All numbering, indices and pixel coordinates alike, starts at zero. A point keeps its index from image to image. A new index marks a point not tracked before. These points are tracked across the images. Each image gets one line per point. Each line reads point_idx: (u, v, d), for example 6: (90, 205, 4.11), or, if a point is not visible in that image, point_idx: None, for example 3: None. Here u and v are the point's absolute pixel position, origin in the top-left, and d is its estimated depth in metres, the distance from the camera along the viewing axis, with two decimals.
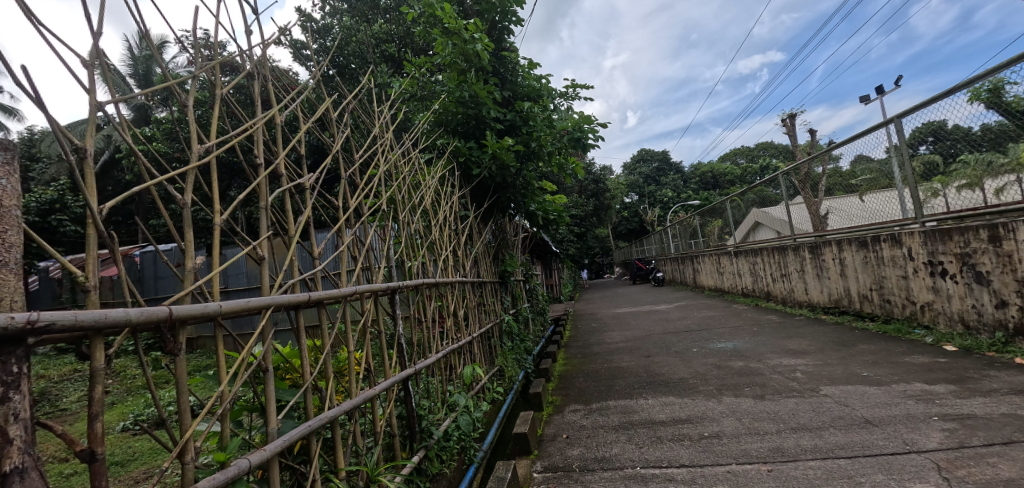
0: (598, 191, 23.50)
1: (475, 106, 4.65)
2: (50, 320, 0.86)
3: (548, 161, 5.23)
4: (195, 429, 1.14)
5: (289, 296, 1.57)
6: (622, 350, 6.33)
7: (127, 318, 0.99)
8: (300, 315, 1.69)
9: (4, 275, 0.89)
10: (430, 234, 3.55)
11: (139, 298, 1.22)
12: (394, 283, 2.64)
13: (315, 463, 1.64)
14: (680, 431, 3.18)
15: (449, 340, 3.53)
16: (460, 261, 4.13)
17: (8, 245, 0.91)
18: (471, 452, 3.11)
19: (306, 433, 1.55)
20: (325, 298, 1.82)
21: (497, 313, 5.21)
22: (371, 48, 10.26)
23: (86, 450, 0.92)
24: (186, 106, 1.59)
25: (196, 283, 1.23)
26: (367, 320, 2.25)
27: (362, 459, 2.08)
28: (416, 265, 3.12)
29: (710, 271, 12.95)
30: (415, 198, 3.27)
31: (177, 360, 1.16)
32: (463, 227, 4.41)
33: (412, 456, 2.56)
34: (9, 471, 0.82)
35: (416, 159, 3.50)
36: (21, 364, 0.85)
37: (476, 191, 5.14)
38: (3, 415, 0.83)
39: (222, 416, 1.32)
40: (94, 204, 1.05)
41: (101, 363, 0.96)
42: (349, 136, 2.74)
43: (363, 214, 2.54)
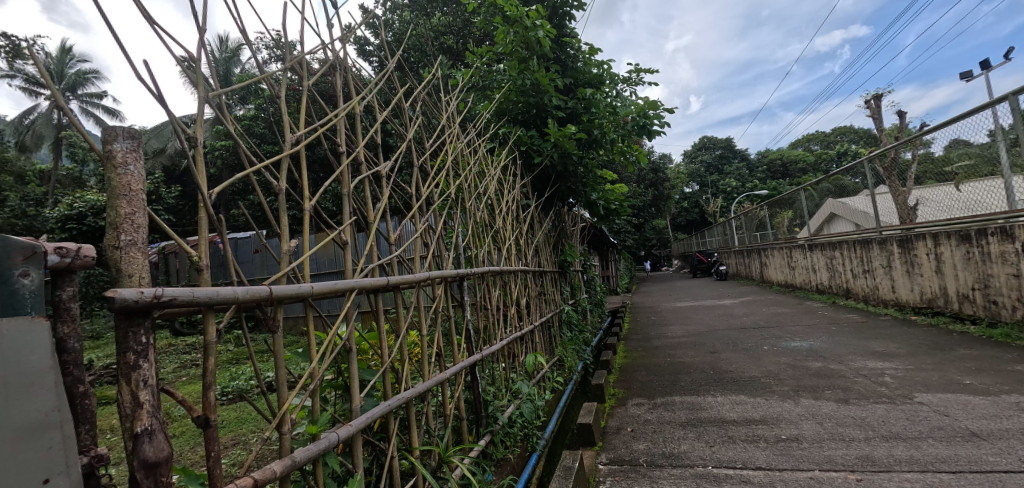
0: (657, 181, 22.72)
1: (536, 94, 4.59)
2: (173, 295, 0.90)
3: (610, 149, 5.10)
4: (291, 403, 1.20)
5: (369, 280, 1.63)
6: (685, 344, 6.14)
7: (234, 296, 1.05)
8: (380, 299, 1.74)
9: (134, 253, 0.89)
10: (495, 223, 3.57)
11: (240, 278, 1.29)
12: (463, 270, 2.68)
13: (394, 441, 1.70)
14: (754, 431, 3.03)
15: (513, 328, 3.56)
16: (521, 251, 4.13)
17: (137, 226, 0.90)
18: (534, 440, 3.14)
19: (386, 412, 1.61)
20: (402, 283, 1.87)
21: (557, 303, 5.20)
22: (430, 41, 10.39)
23: (201, 416, 0.99)
24: (278, 100, 1.64)
25: (291, 265, 1.30)
26: (438, 305, 2.30)
27: (434, 439, 2.16)
28: (482, 253, 3.16)
29: (779, 265, 12.20)
30: (481, 186, 3.29)
31: (275, 336, 1.22)
32: (525, 216, 4.40)
33: (479, 440, 2.61)
34: (140, 431, 0.86)
35: (480, 148, 3.52)
36: (149, 335, 0.89)
37: (537, 180, 5.10)
38: (135, 381, 0.86)
39: (313, 392, 1.38)
40: (205, 189, 1.12)
41: (213, 336, 1.03)
42: (420, 126, 2.78)
43: (434, 203, 2.58)
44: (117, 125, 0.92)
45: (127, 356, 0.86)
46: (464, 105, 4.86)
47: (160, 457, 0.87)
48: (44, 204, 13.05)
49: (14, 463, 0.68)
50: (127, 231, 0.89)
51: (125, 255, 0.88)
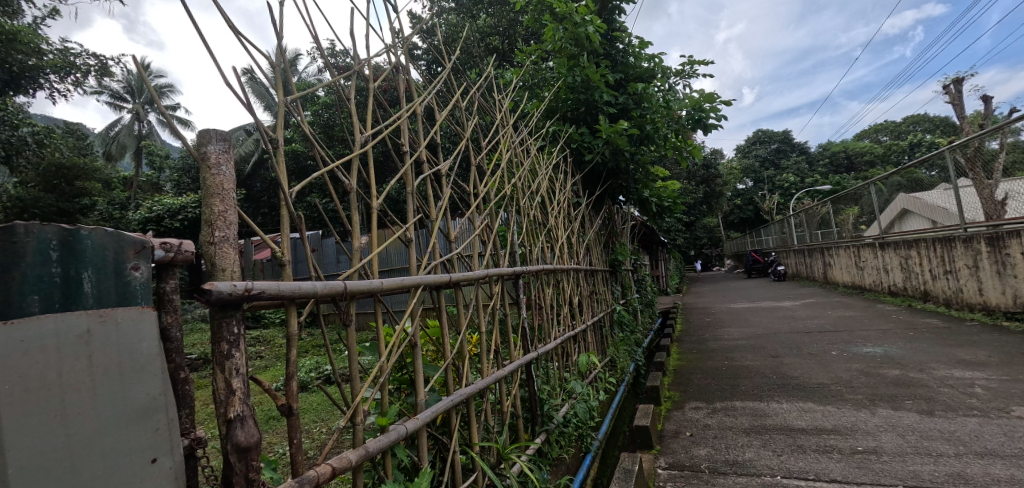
0: (709, 178, 21.86)
1: (586, 90, 4.51)
2: (261, 288, 0.95)
3: (663, 144, 4.94)
4: (363, 395, 1.24)
5: (433, 276, 1.66)
6: (744, 348, 5.87)
7: (313, 291, 1.10)
8: (443, 295, 1.78)
9: (226, 249, 0.95)
10: (548, 221, 3.55)
11: (316, 273, 1.35)
12: (519, 267, 2.69)
13: (456, 436, 1.72)
14: (825, 441, 2.85)
15: (566, 326, 3.52)
16: (573, 249, 4.08)
17: (230, 222, 0.96)
18: (588, 440, 3.09)
19: (449, 407, 1.63)
20: (463, 280, 1.89)
21: (608, 303, 5.10)
22: (476, 42, 10.45)
23: (285, 404, 1.03)
24: (347, 104, 1.69)
25: (362, 261, 1.34)
26: (496, 302, 2.32)
27: (493, 436, 2.17)
28: (536, 252, 3.15)
29: (845, 265, 11.45)
30: (534, 184, 3.27)
31: (348, 330, 1.27)
32: (576, 214, 4.34)
33: (535, 438, 2.61)
34: (233, 417, 0.91)
35: (532, 146, 3.50)
36: (240, 326, 0.94)
37: (588, 178, 5.02)
38: (228, 369, 0.91)
39: (382, 385, 1.42)
40: (286, 189, 1.18)
41: (295, 328, 1.08)
42: (476, 125, 2.79)
43: (491, 201, 2.59)
44: (211, 128, 0.97)
45: (221, 346, 0.92)
46: (513, 105, 4.86)
47: (251, 441, 0.92)
48: (129, 207, 14.22)
49: (127, 442, 0.73)
50: (221, 227, 0.94)
51: (219, 250, 0.94)
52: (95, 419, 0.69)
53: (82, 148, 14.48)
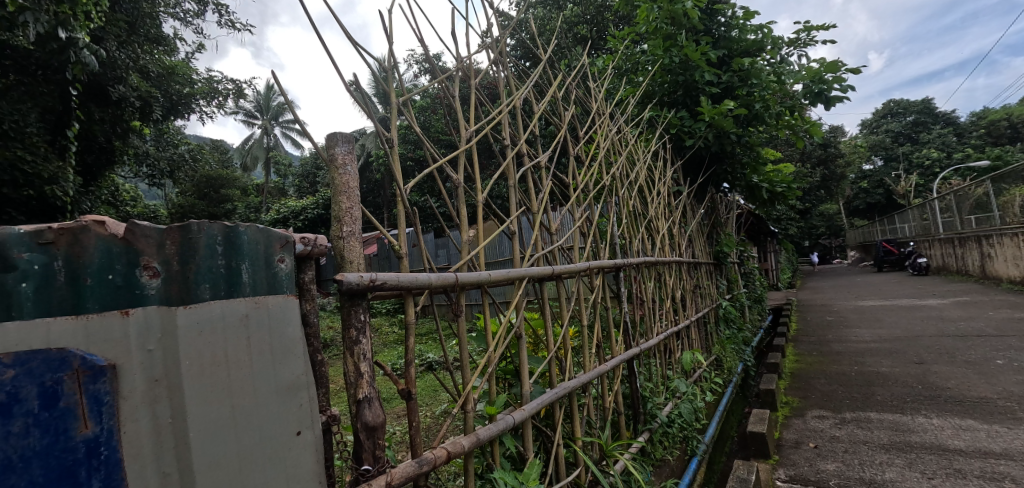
0: (828, 160, 19.59)
1: (684, 71, 4.23)
2: (384, 280, 1.02)
3: (775, 124, 4.50)
4: (474, 384, 1.28)
5: (537, 269, 1.67)
6: (877, 351, 5.20)
7: (428, 282, 1.16)
8: (546, 287, 1.78)
9: (353, 243, 1.03)
10: (648, 212, 3.40)
11: (428, 265, 1.41)
12: (620, 260, 2.61)
13: (560, 429, 1.72)
14: (992, 467, 2.44)
15: (668, 322, 3.37)
16: (675, 241, 3.87)
17: (355, 218, 1.03)
18: (694, 443, 2.93)
19: (553, 400, 1.64)
20: (565, 272, 1.88)
21: (713, 298, 4.79)
22: (565, 32, 10.29)
23: (405, 388, 1.10)
24: (451, 101, 1.75)
25: (470, 254, 1.38)
26: (597, 295, 2.27)
27: (596, 432, 2.14)
28: (637, 243, 3.03)
29: (1009, 257, 9.65)
30: (633, 173, 3.15)
31: (459, 320, 1.31)
32: (678, 204, 4.11)
33: (638, 437, 2.53)
34: (362, 398, 0.98)
35: (629, 134, 3.36)
36: (366, 314, 1.02)
37: (689, 165, 4.73)
38: (357, 353, 0.99)
39: (491, 375, 1.45)
40: (401, 185, 1.25)
41: (413, 317, 1.14)
42: (573, 115, 2.74)
43: (590, 192, 2.54)
44: (338, 131, 1.06)
45: (350, 332, 1.00)
46: (607, 93, 4.72)
47: (377, 422, 0.99)
48: (261, 209, 16.09)
49: (279, 415, 0.82)
50: (348, 223, 1.02)
51: (347, 244, 1.02)
52: (254, 393, 0.79)
53: (223, 159, 16.61)
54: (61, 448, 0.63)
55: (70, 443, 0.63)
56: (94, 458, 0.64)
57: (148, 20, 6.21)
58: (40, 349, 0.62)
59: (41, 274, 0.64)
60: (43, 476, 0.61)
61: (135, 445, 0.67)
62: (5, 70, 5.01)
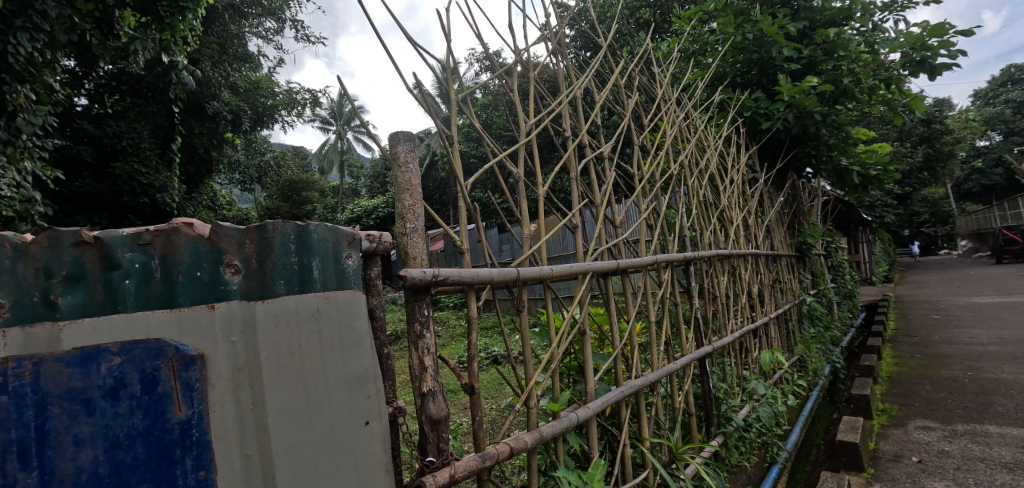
0: (933, 139, 17.53)
1: (759, 48, 3.94)
2: (446, 275, 1.04)
3: (867, 100, 4.08)
4: (536, 380, 1.28)
5: (601, 263, 1.63)
6: (995, 355, 4.60)
7: (490, 277, 1.17)
8: (610, 282, 1.74)
9: (416, 239, 1.06)
10: (720, 202, 3.21)
11: (490, 261, 1.42)
12: (690, 253, 2.49)
13: (626, 430, 1.68)
14: None
15: (744, 319, 3.18)
16: (751, 233, 3.63)
17: (418, 215, 1.06)
18: (774, 450, 2.75)
19: (619, 399, 1.60)
20: (630, 267, 1.82)
21: (796, 293, 4.44)
22: (629, 18, 9.95)
23: (467, 383, 1.12)
24: (510, 94, 1.74)
25: (532, 248, 1.38)
26: (665, 290, 2.19)
27: (664, 434, 2.06)
28: (709, 235, 2.87)
29: None
30: (703, 161, 2.98)
31: (521, 315, 1.31)
32: (753, 192, 3.85)
33: (710, 441, 2.41)
34: (426, 391, 1.01)
35: (698, 119, 3.19)
36: (429, 308, 1.04)
37: (766, 149, 4.41)
38: (421, 347, 1.02)
39: (554, 371, 1.44)
40: (461, 181, 1.27)
41: (475, 312, 1.16)
42: (637, 101, 2.64)
43: (657, 183, 2.44)
44: (400, 130, 1.08)
45: (414, 325, 1.02)
46: (673, 78, 4.50)
47: (441, 415, 1.01)
48: (338, 209, 17.06)
49: (349, 405, 0.86)
50: (411, 220, 1.05)
51: (410, 240, 1.05)
52: (326, 383, 0.83)
53: (304, 164, 17.78)
54: (159, 429, 0.69)
55: (167, 424, 0.70)
56: (187, 439, 0.71)
57: (236, 40, 6.77)
58: (141, 340, 0.69)
59: (141, 272, 0.71)
60: (145, 454, 0.68)
61: (222, 428, 0.74)
62: (123, 95, 5.65)
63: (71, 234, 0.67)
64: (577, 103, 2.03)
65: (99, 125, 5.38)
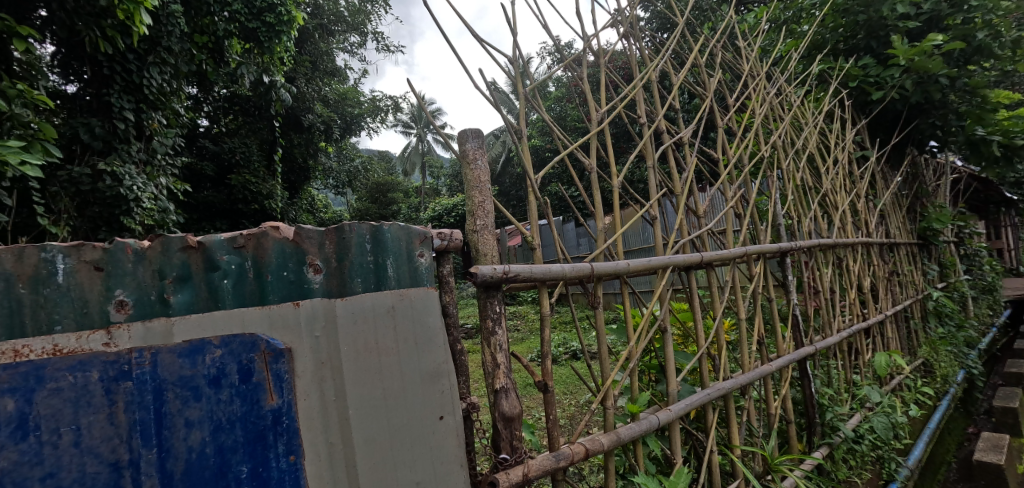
0: None
1: (867, 8, 3.49)
2: (517, 271, 1.04)
3: (1008, 57, 3.47)
4: (612, 380, 1.24)
5: (682, 257, 1.54)
6: None
7: (562, 273, 1.15)
8: (693, 276, 1.64)
9: (486, 236, 1.07)
10: (821, 187, 2.90)
11: (563, 256, 1.40)
12: (787, 244, 2.28)
13: (712, 435, 1.58)
14: None
15: (853, 317, 2.85)
16: (860, 219, 3.24)
17: (487, 212, 1.07)
18: (893, 466, 2.44)
19: (704, 402, 1.51)
20: (716, 260, 1.71)
21: (918, 287, 3.91)
22: None
23: (541, 381, 1.11)
24: (581, 83, 1.69)
25: (606, 243, 1.34)
26: (757, 285, 2.02)
27: (758, 441, 1.91)
28: (808, 223, 2.61)
29: None
30: (800, 141, 2.71)
31: (597, 311, 1.28)
32: (863, 174, 3.43)
33: (813, 452, 2.20)
34: (499, 388, 1.02)
35: (793, 95, 2.90)
36: (501, 305, 1.04)
37: (877, 123, 3.92)
38: (493, 344, 1.02)
39: (632, 371, 1.39)
40: (532, 175, 1.26)
41: (547, 309, 1.14)
42: (721, 80, 2.45)
43: (745, 168, 2.25)
44: (468, 128, 1.10)
45: (487, 322, 1.03)
46: (761, 51, 4.12)
47: (514, 412, 1.01)
48: (422, 209, 17.82)
49: (424, 399, 0.90)
50: (481, 216, 1.06)
51: (481, 237, 1.06)
52: (401, 378, 0.88)
53: (389, 167, 18.76)
54: (255, 416, 0.78)
55: (261, 412, 0.78)
56: (278, 425, 0.79)
57: (326, 56, 7.29)
58: (238, 334, 0.78)
59: (236, 273, 0.80)
60: (243, 437, 0.77)
61: (308, 416, 0.82)
62: (235, 115, 6.20)
63: (180, 240, 0.77)
64: (652, 86, 1.92)
65: (217, 142, 6.10)
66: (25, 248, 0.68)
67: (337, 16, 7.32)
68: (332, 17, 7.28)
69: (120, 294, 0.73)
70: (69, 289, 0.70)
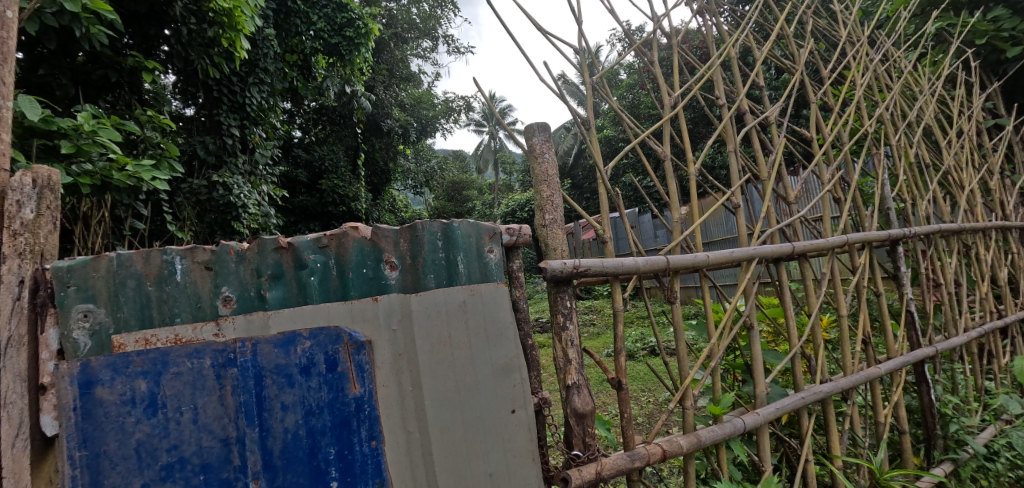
0: None
1: None
2: (588, 266, 1.03)
3: None
4: (692, 379, 1.19)
5: (769, 247, 1.44)
6: None
7: (636, 267, 1.12)
8: (782, 269, 1.52)
9: (556, 230, 1.06)
10: (941, 164, 2.55)
11: (637, 249, 1.36)
12: (897, 231, 2.03)
13: (807, 443, 1.46)
14: None
15: (986, 312, 2.48)
16: (992, 200, 2.81)
17: (556, 205, 1.07)
18: None
19: (797, 406, 1.40)
20: (809, 250, 1.57)
21: None
22: None
23: (614, 378, 1.09)
24: (652, 67, 1.62)
25: (682, 235, 1.28)
26: (861, 278, 1.83)
27: (863, 452, 1.74)
28: (925, 206, 2.30)
29: None
30: (913, 113, 2.39)
31: (674, 306, 1.23)
32: (995, 146, 2.96)
33: (934, 466, 1.95)
34: (571, 384, 1.01)
35: (903, 61, 2.57)
36: (571, 300, 1.03)
37: None
38: (564, 339, 1.02)
39: (714, 370, 1.32)
40: (601, 167, 1.23)
41: (620, 304, 1.12)
42: (814, 52, 2.23)
43: (845, 147, 2.04)
44: (535, 122, 1.10)
45: (558, 317, 1.03)
46: (863, 16, 3.69)
47: (587, 409, 1.00)
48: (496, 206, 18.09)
49: (496, 392, 0.92)
50: (550, 211, 1.06)
51: (550, 231, 1.06)
52: (473, 370, 0.91)
53: (464, 166, 19.24)
54: (341, 402, 0.85)
55: (346, 399, 0.86)
56: (360, 413, 0.86)
57: (402, 63, 7.62)
58: (324, 327, 0.85)
59: (321, 270, 0.87)
60: (331, 422, 0.85)
61: (387, 405, 0.87)
62: (325, 124, 6.70)
63: (273, 241, 0.86)
64: (732, 64, 1.80)
65: (309, 151, 6.61)
66: (150, 251, 0.81)
67: (410, 24, 7.63)
68: (405, 25, 7.59)
69: (225, 291, 0.84)
70: (185, 285, 0.82)
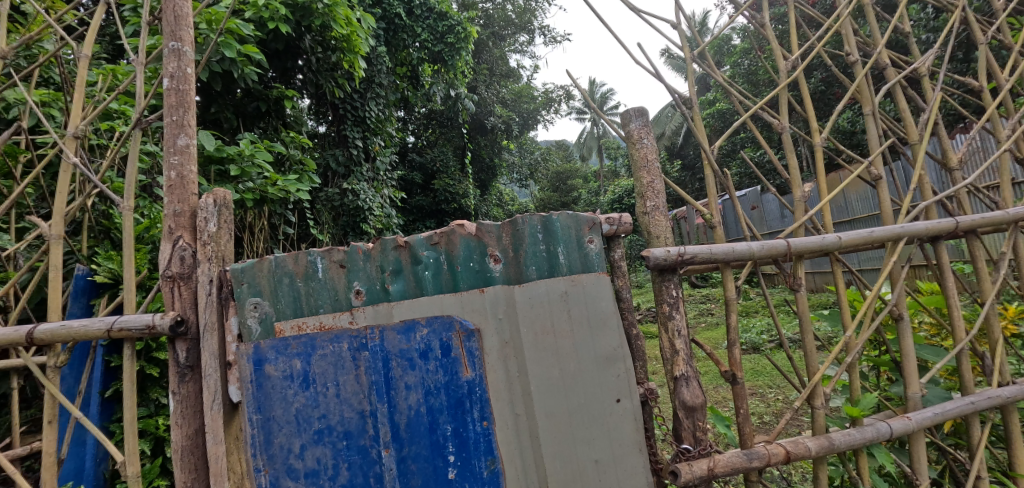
0: None
1: None
2: (694, 253, 0.99)
3: None
4: (823, 374, 1.09)
5: (919, 224, 1.25)
6: None
7: (749, 252, 1.06)
8: (936, 249, 1.32)
9: (658, 217, 1.04)
10: None
11: (754, 233, 1.27)
12: None
13: (978, 458, 1.25)
14: None
15: None
16: None
17: (658, 192, 1.04)
18: None
19: (960, 411, 1.21)
20: (975, 225, 1.33)
21: None
22: None
23: (728, 371, 1.05)
24: (765, 31, 1.48)
25: (806, 215, 1.17)
26: None
27: None
28: None
29: None
30: None
31: (798, 294, 1.14)
32: None
33: None
34: (679, 375, 0.99)
35: None
36: (677, 289, 1.01)
37: None
38: (671, 330, 1.00)
39: (851, 366, 1.19)
40: (708, 146, 1.17)
41: (732, 292, 1.07)
42: None
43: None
44: (632, 107, 1.08)
45: (664, 307, 1.02)
46: None
47: (697, 402, 0.98)
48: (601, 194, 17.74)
49: (600, 381, 0.94)
50: (652, 197, 1.05)
51: (652, 219, 1.05)
52: (577, 358, 0.93)
53: (567, 157, 19.12)
54: (455, 384, 0.94)
55: (459, 381, 0.94)
56: (472, 394, 0.94)
57: (500, 60, 7.79)
58: (439, 315, 0.95)
59: (434, 264, 0.95)
60: (447, 402, 0.94)
61: (496, 389, 0.94)
62: (434, 127, 7.18)
63: (393, 240, 0.96)
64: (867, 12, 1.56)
65: (422, 153, 7.08)
66: (299, 252, 0.95)
67: (507, 20, 7.76)
68: (502, 23, 7.78)
69: (357, 285, 0.96)
70: (326, 281, 0.96)
